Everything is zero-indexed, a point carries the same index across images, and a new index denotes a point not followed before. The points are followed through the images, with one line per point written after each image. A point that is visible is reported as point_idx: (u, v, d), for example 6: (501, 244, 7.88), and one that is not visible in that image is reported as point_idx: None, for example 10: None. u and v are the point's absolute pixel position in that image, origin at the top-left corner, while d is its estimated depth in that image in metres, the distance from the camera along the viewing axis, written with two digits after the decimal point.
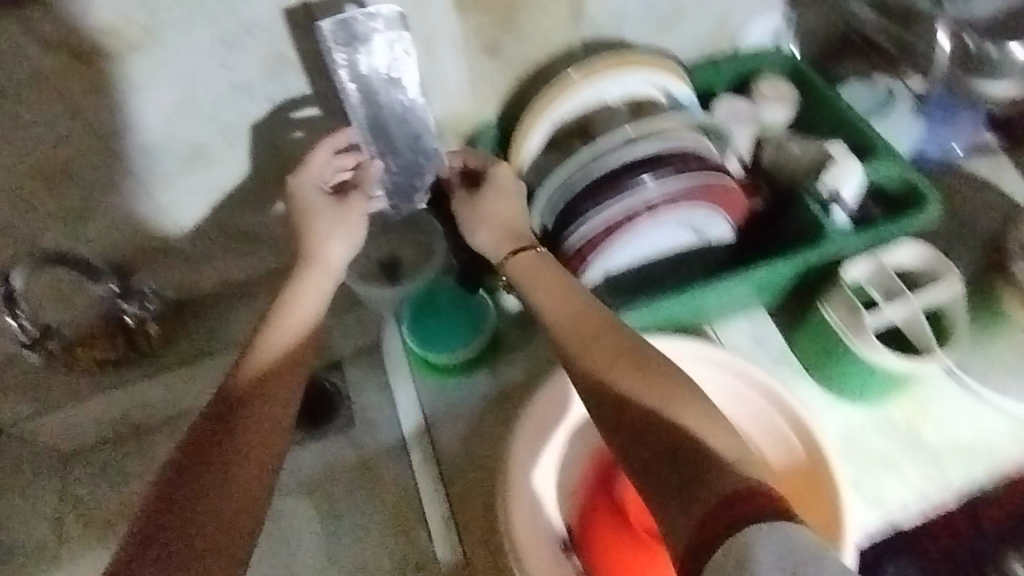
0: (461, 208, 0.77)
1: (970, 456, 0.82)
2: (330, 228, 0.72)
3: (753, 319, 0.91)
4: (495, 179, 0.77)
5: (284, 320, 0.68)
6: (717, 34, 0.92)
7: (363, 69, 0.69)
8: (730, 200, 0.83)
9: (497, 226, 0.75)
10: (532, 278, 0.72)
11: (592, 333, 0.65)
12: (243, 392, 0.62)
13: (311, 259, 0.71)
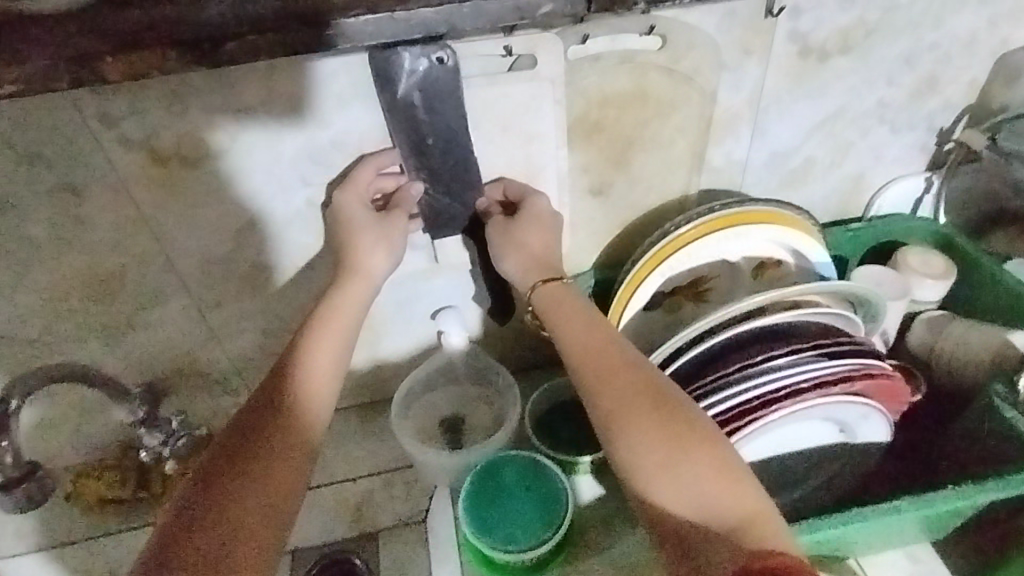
0: (494, 235, 0.63)
1: None
2: (375, 249, 0.61)
3: (909, 552, 0.68)
4: (535, 211, 0.63)
5: (322, 335, 0.59)
6: (850, 194, 0.81)
7: (404, 94, 0.55)
8: (889, 391, 0.63)
9: (531, 258, 0.63)
10: (556, 311, 0.61)
11: (607, 369, 0.55)
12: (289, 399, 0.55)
13: (352, 271, 0.61)
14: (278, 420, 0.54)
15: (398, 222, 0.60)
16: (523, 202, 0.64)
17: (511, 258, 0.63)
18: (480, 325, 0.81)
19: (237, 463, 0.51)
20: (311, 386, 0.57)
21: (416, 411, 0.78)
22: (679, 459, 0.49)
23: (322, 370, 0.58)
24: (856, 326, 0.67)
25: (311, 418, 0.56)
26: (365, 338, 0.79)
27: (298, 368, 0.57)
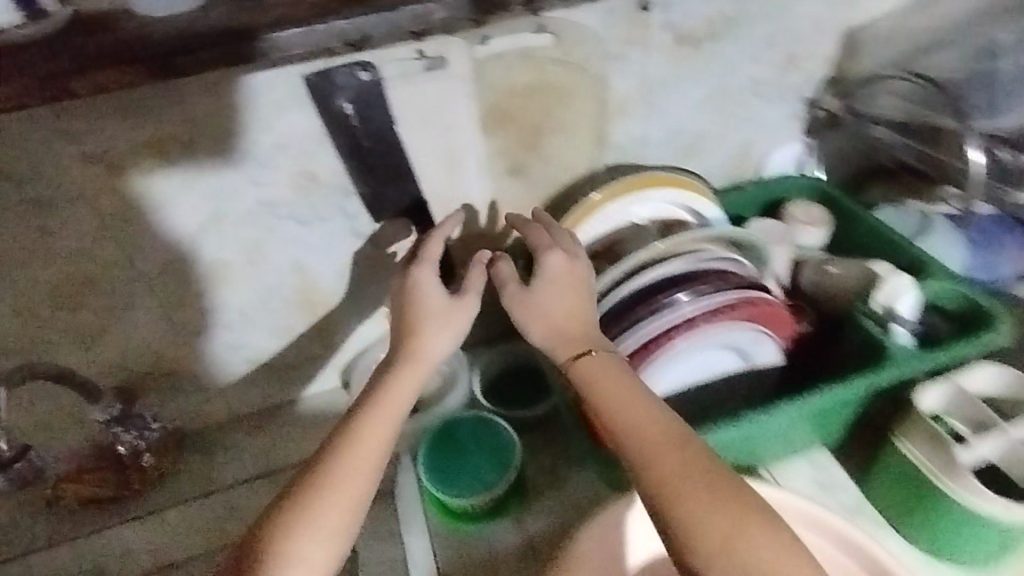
0: (517, 307, 0.67)
1: None
2: (435, 332, 0.66)
3: (813, 460, 0.77)
4: (550, 269, 0.68)
5: (377, 415, 0.62)
6: (740, 161, 0.93)
7: (340, 108, 0.66)
8: (776, 317, 0.74)
9: (557, 323, 0.66)
10: (599, 386, 0.63)
11: (654, 442, 0.58)
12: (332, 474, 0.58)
13: (409, 354, 0.65)
14: (310, 505, 0.57)
15: (467, 304, 0.68)
16: (536, 256, 0.68)
17: (533, 322, 0.67)
18: None
19: (276, 547, 0.56)
20: (352, 469, 0.59)
21: None
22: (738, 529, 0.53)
23: (363, 459, 0.59)
24: (745, 266, 0.77)
25: (345, 506, 0.58)
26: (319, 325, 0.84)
27: (353, 446, 0.60)
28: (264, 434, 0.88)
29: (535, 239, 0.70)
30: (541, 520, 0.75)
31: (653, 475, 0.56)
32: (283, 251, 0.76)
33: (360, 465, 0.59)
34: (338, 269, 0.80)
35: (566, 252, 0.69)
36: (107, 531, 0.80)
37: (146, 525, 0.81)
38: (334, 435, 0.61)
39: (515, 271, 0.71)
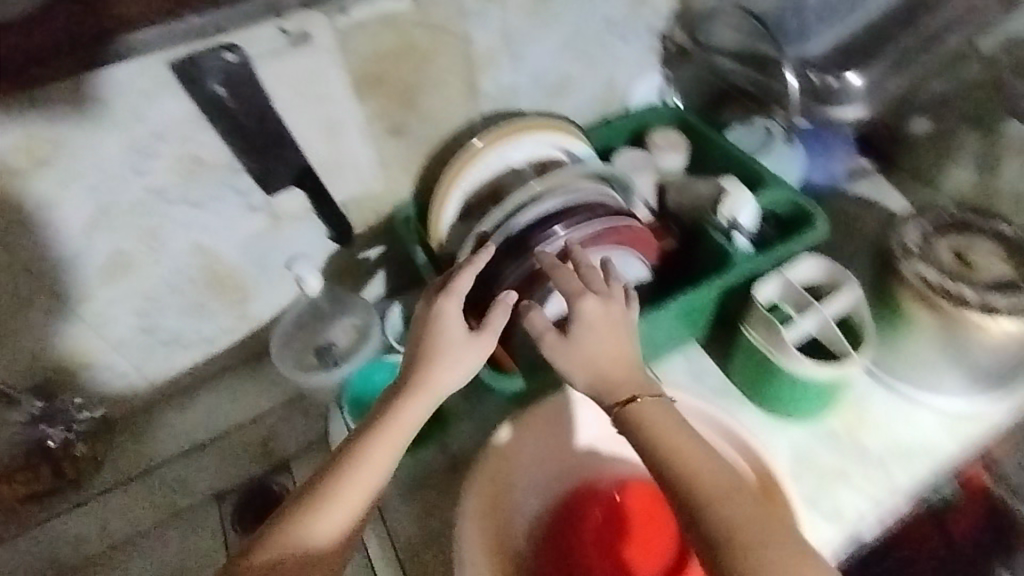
0: (560, 350, 0.70)
1: (910, 457, 0.83)
2: (447, 364, 0.69)
3: (685, 354, 0.91)
4: (587, 314, 0.71)
5: (379, 442, 0.66)
6: (605, 96, 1.01)
7: (212, 91, 0.68)
8: (640, 239, 0.84)
9: (599, 366, 0.70)
10: (643, 421, 0.67)
11: (691, 470, 0.63)
12: (342, 489, 0.64)
13: (420, 383, 0.68)
14: (319, 511, 0.63)
15: (488, 341, 0.71)
16: (572, 303, 0.71)
17: (575, 365, 0.70)
18: (333, 265, 0.93)
19: (291, 540, 0.62)
20: (355, 480, 0.65)
21: (294, 348, 0.90)
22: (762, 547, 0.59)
23: (369, 478, 0.65)
24: (610, 195, 0.85)
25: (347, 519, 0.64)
26: (233, 300, 0.88)
27: (356, 465, 0.65)
28: (191, 406, 0.92)
29: (567, 283, 0.73)
30: (463, 439, 0.86)
31: (704, 510, 0.61)
32: (180, 233, 0.78)
33: (360, 483, 0.65)
34: (239, 242, 0.83)
35: (599, 296, 0.72)
36: (56, 520, 0.88)
37: (105, 501, 0.90)
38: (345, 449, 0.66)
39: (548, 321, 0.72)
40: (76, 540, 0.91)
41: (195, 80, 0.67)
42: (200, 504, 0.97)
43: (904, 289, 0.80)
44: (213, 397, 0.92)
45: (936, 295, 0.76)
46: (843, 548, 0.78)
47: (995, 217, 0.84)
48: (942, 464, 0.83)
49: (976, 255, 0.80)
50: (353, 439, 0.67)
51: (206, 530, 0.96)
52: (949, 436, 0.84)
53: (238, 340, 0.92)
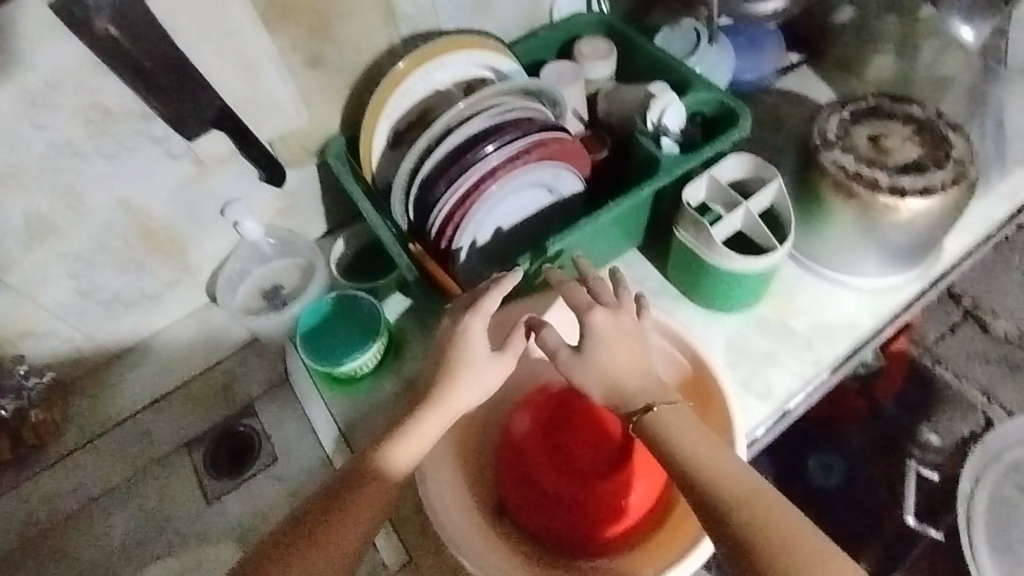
0: (573, 369, 0.71)
1: (834, 334, 0.90)
2: (463, 383, 0.71)
3: (625, 260, 0.95)
4: (598, 328, 0.71)
5: (393, 447, 0.69)
6: (531, 7, 0.99)
7: (103, 31, 0.62)
8: (570, 151, 0.84)
9: (616, 380, 0.71)
10: (671, 432, 0.66)
11: (716, 471, 0.63)
12: (367, 487, 0.67)
13: (438, 399, 0.70)
14: (344, 502, 0.65)
15: (509, 360, 0.74)
16: (583, 316, 0.72)
17: (592, 381, 0.71)
18: (270, 207, 0.91)
19: (316, 528, 0.64)
20: (376, 479, 0.67)
21: (241, 295, 0.92)
22: (784, 549, 0.57)
23: (389, 480, 0.68)
24: (539, 110, 0.85)
25: (366, 517, 0.65)
26: (171, 253, 0.86)
27: (368, 481, 0.67)
28: (144, 366, 0.92)
29: (576, 297, 0.74)
30: (419, 363, 0.89)
31: (724, 510, 0.60)
32: (100, 189, 0.75)
33: (370, 502, 0.66)
34: (167, 194, 0.80)
35: (609, 308, 0.73)
36: (28, 483, 0.90)
37: (74, 459, 0.91)
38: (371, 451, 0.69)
39: (560, 340, 0.73)
40: (51, 499, 0.92)
41: (81, 19, 0.61)
42: (172, 453, 1.01)
43: (822, 179, 0.84)
44: (165, 352, 0.93)
45: (853, 182, 0.82)
46: (772, 421, 0.86)
47: (910, 100, 0.87)
48: (862, 338, 0.90)
49: (889, 140, 0.84)
50: (377, 443, 0.70)
51: (181, 476, 1.00)
52: (870, 312, 0.91)
53: (183, 292, 0.91)
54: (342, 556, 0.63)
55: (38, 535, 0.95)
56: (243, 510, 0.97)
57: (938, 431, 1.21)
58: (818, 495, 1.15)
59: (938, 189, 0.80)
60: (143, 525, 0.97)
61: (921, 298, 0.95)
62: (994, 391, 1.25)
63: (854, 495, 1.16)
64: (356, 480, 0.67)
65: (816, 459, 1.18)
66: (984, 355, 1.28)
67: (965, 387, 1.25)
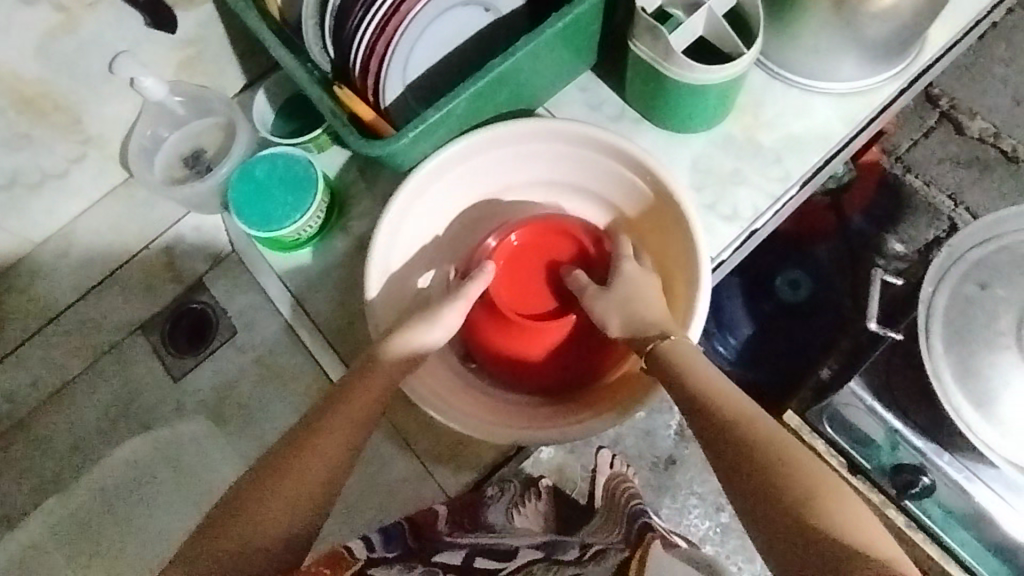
0: (595, 304, 0.72)
1: (804, 146, 0.85)
2: (426, 323, 0.70)
3: (579, 85, 0.86)
4: (628, 274, 0.73)
5: (372, 371, 0.65)
6: None
7: None
8: None
9: (636, 309, 0.70)
10: (676, 360, 0.65)
11: (704, 385, 0.62)
12: (354, 399, 0.62)
13: (401, 334, 0.68)
14: (332, 415, 0.61)
15: (467, 296, 0.73)
16: (615, 264, 0.75)
17: (611, 310, 0.71)
18: (168, 60, 0.78)
19: (309, 443, 0.58)
20: (364, 392, 0.63)
21: (159, 162, 0.83)
22: (771, 444, 0.57)
23: (378, 390, 0.64)
24: None
25: (355, 426, 0.61)
26: (65, 123, 0.76)
27: (353, 392, 0.63)
28: (72, 249, 0.87)
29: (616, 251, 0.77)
30: (365, 220, 0.84)
31: (723, 414, 0.60)
32: None
33: (355, 411, 0.61)
34: (33, 51, 0.68)
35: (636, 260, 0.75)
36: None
37: (31, 342, 0.91)
38: (353, 373, 0.65)
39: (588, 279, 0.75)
40: (12, 389, 0.93)
41: None
42: (128, 336, 0.99)
43: None
44: (91, 233, 0.87)
45: None
46: (738, 244, 0.83)
47: None
48: (832, 148, 0.85)
49: None
50: (357, 365, 0.66)
51: (140, 360, 0.98)
52: (842, 119, 0.85)
53: (92, 167, 0.82)
54: (338, 468, 0.58)
55: (12, 426, 0.96)
56: (213, 381, 0.97)
57: (903, 241, 1.22)
58: (783, 309, 1.19)
59: None
60: (110, 407, 0.97)
61: (897, 99, 0.89)
62: (962, 195, 1.23)
63: (818, 309, 1.19)
64: (340, 395, 0.62)
65: (783, 276, 1.21)
66: (957, 158, 1.24)
67: (933, 193, 1.24)
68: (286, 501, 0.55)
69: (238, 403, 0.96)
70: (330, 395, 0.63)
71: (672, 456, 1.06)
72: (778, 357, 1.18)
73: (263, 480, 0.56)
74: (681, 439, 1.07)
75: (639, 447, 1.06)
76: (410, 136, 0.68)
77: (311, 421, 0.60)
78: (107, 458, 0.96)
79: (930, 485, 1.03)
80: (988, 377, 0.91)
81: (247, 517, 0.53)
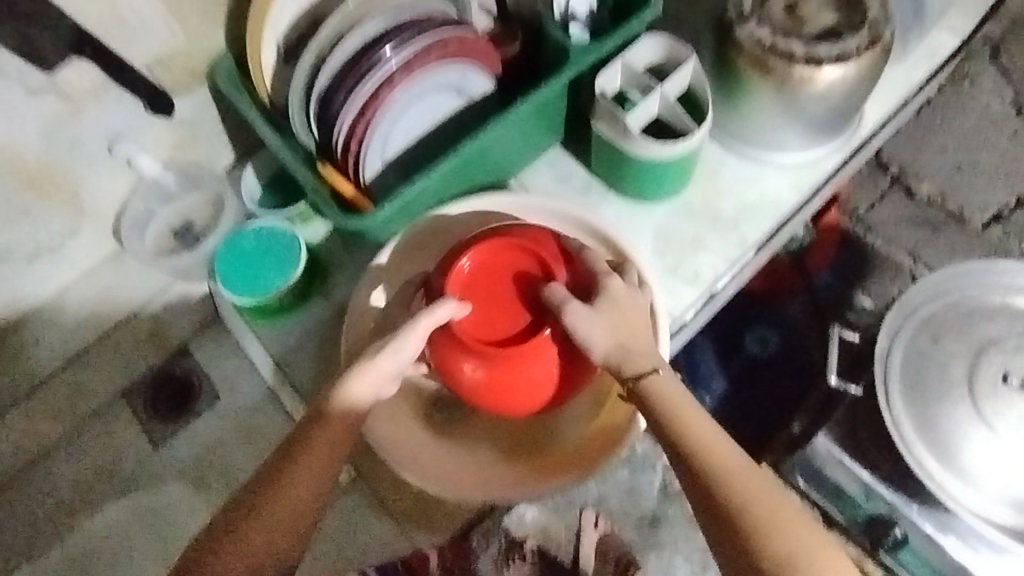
0: (579, 322, 0.69)
1: (758, 213, 0.91)
2: (385, 359, 0.69)
3: (548, 160, 0.92)
4: (611, 291, 0.71)
5: (335, 414, 0.67)
6: None
7: None
8: (477, 50, 0.80)
9: (623, 337, 0.70)
10: (662, 405, 0.67)
11: (694, 433, 0.65)
12: (320, 438, 0.66)
13: (358, 369, 0.68)
14: (301, 454, 0.65)
15: (422, 325, 0.69)
16: (599, 280, 0.72)
17: (598, 332, 0.69)
18: (164, 140, 0.84)
19: (281, 480, 0.64)
20: (329, 434, 0.66)
21: (150, 234, 0.88)
22: (756, 499, 0.62)
23: (342, 429, 0.67)
24: (436, 6, 0.79)
25: (324, 464, 0.66)
26: (63, 199, 0.80)
27: (319, 431, 0.66)
28: (60, 318, 0.89)
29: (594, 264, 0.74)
30: (346, 286, 0.88)
31: (710, 467, 0.64)
32: None
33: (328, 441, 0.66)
34: (38, 133, 0.73)
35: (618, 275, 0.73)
36: None
37: (13, 413, 0.92)
38: (317, 412, 0.67)
39: (565, 290, 0.71)
40: None
41: None
42: (111, 401, 1.00)
43: (739, 55, 0.83)
44: (82, 302, 0.90)
45: (768, 55, 0.80)
46: (699, 305, 0.88)
47: None
48: (785, 215, 0.92)
49: (806, 6, 0.82)
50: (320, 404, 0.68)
51: (122, 426, 1.00)
52: (792, 188, 0.92)
53: (85, 240, 0.86)
54: (313, 496, 0.65)
55: None
56: (195, 445, 0.99)
57: (871, 295, 1.29)
58: (754, 366, 1.24)
59: (853, 55, 0.80)
60: (90, 473, 0.98)
61: (842, 169, 0.97)
62: (920, 253, 1.30)
63: (788, 363, 1.24)
64: (307, 433, 0.66)
65: (753, 333, 1.25)
66: (910, 220, 1.32)
67: (893, 251, 1.31)
68: (265, 529, 0.63)
69: (218, 468, 0.97)
70: (297, 430, 0.67)
71: (656, 515, 1.05)
72: (753, 412, 1.22)
73: (245, 512, 0.64)
74: (666, 496, 1.06)
75: (625, 508, 1.05)
76: (388, 210, 0.74)
77: (284, 454, 0.66)
78: (84, 526, 0.96)
79: (902, 537, 1.04)
80: (948, 430, 0.95)
81: (233, 541, 0.62)
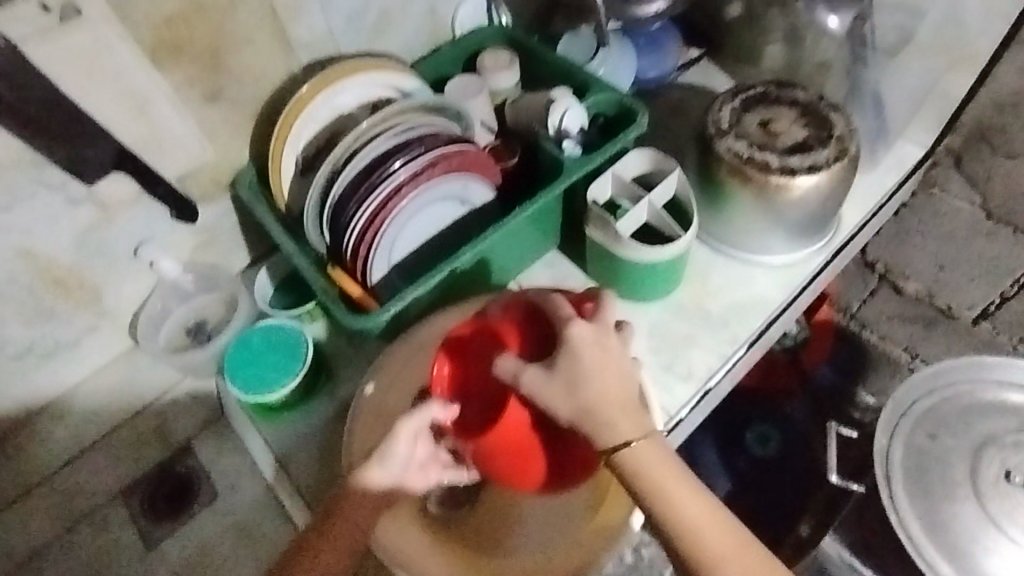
0: (544, 388, 0.67)
1: (747, 312, 0.95)
2: (377, 471, 0.72)
3: (546, 262, 0.98)
4: (574, 340, 0.68)
5: (341, 527, 0.71)
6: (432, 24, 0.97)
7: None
8: (478, 162, 0.87)
9: (600, 406, 0.66)
10: (661, 489, 0.64)
11: (703, 523, 0.63)
12: (329, 546, 0.70)
13: (356, 483, 0.71)
14: (311, 560, 0.70)
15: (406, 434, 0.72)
16: (562, 329, 0.69)
17: (564, 400, 0.67)
18: (186, 245, 0.90)
19: None
20: (337, 542, 0.70)
21: (164, 332, 0.92)
22: None
23: (349, 539, 0.71)
24: (441, 125, 0.87)
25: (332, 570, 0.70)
26: (86, 299, 0.85)
27: (328, 541, 0.70)
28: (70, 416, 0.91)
29: (558, 309, 0.71)
30: (350, 383, 0.90)
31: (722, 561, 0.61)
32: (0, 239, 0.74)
33: (337, 550, 0.70)
34: (72, 238, 0.79)
35: (586, 320, 0.70)
36: None
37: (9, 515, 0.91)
38: (324, 522, 0.71)
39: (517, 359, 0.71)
40: None
41: None
42: (109, 502, 1.00)
43: (720, 165, 0.90)
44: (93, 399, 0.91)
45: (744, 166, 0.88)
46: (695, 401, 0.90)
47: (795, 86, 0.94)
48: (774, 312, 0.95)
49: (778, 124, 0.91)
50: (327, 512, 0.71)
51: (117, 527, 0.99)
52: (778, 287, 0.97)
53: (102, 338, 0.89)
54: None
55: None
56: (189, 548, 0.97)
57: (872, 392, 1.30)
58: (756, 465, 1.23)
59: (823, 166, 0.87)
60: None
61: (826, 268, 1.02)
62: (915, 347, 1.33)
63: (791, 461, 1.23)
64: (316, 540, 0.71)
65: (752, 431, 1.26)
66: (901, 316, 1.36)
67: (889, 346, 1.33)
68: None
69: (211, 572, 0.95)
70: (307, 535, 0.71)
71: None
72: (758, 513, 1.19)
73: None
74: None
75: None
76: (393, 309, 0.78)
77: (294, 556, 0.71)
78: None
79: None
80: (955, 529, 0.93)
81: None
